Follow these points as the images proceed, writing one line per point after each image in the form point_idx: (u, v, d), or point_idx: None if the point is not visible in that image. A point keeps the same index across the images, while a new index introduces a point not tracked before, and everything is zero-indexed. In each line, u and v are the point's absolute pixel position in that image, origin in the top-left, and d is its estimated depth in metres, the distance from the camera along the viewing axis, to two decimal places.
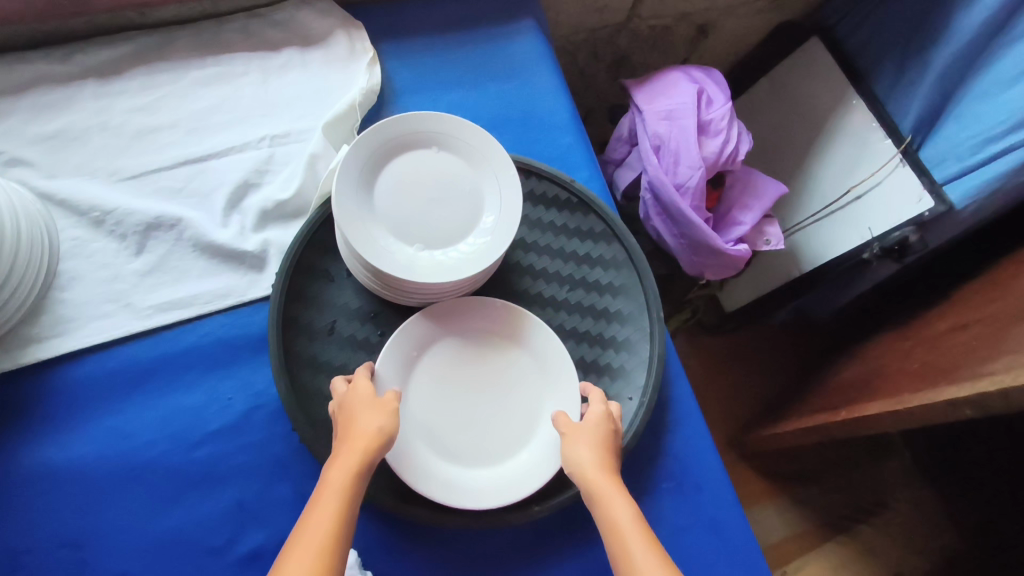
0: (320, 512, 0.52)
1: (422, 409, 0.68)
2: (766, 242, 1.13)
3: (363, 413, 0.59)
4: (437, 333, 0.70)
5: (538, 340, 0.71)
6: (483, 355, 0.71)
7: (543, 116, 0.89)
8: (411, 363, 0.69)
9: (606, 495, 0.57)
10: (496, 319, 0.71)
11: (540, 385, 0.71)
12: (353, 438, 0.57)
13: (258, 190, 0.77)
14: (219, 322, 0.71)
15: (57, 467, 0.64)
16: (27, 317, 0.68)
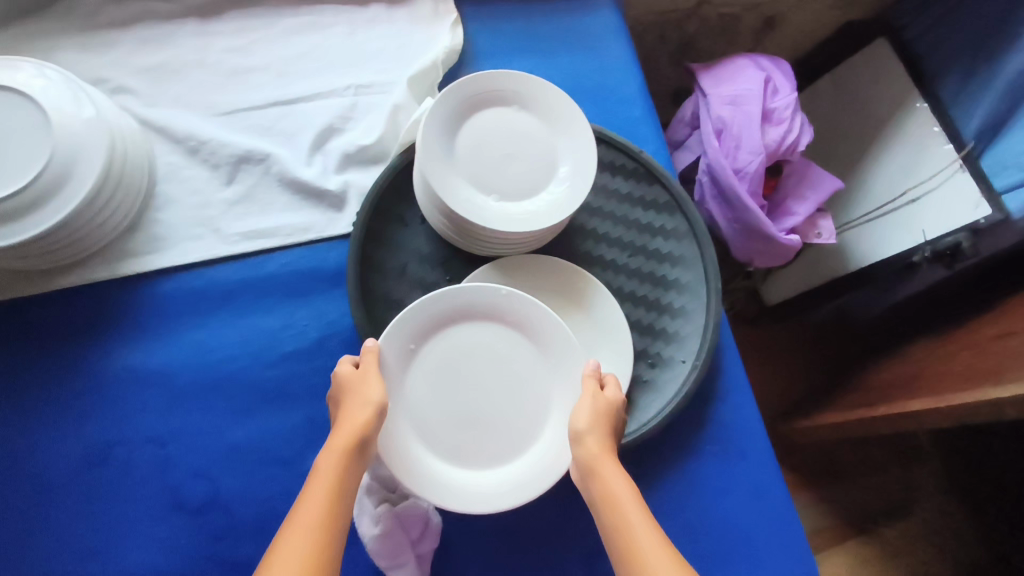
0: (317, 488, 0.53)
1: (415, 405, 0.67)
2: (818, 236, 1.14)
3: (365, 391, 0.61)
4: (434, 327, 0.69)
5: (523, 312, 0.69)
6: (473, 337, 0.69)
7: (615, 88, 0.90)
8: (406, 359, 0.67)
9: (602, 467, 0.59)
10: (479, 298, 0.69)
11: (546, 371, 0.70)
12: (350, 413, 0.59)
13: (342, 135, 0.81)
14: (299, 254, 0.75)
15: (145, 371, 0.69)
16: (125, 233, 0.73)
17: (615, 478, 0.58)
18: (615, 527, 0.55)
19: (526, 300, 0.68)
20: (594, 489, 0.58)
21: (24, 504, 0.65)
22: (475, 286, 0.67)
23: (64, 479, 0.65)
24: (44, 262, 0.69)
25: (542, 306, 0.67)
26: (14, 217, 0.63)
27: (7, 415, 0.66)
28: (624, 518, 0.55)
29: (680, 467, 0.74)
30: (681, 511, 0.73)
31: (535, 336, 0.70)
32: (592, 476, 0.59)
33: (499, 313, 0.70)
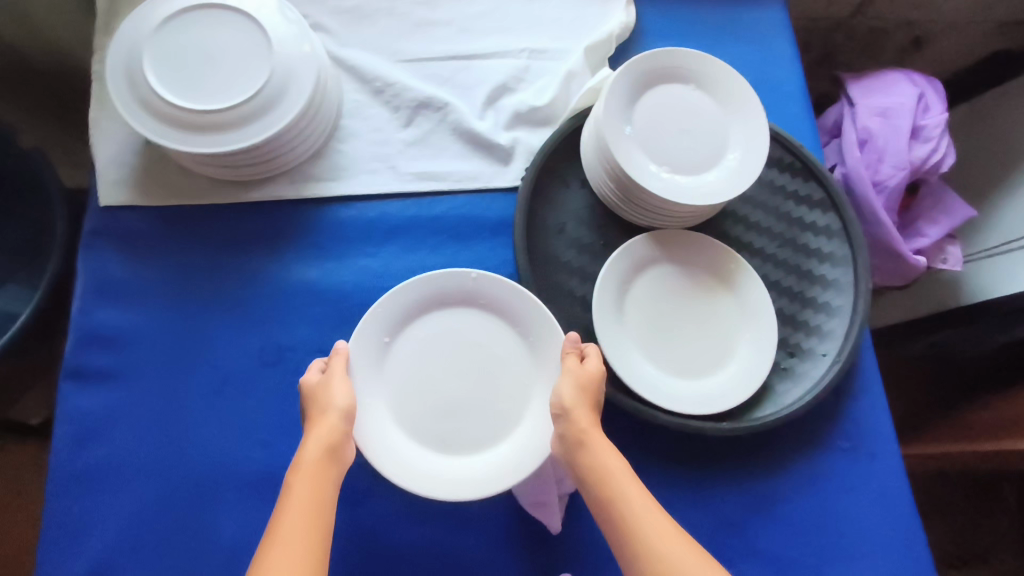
0: (298, 488, 0.55)
1: (399, 392, 0.69)
2: (944, 261, 1.09)
3: (329, 397, 0.62)
4: (412, 316, 0.71)
5: (496, 293, 0.71)
6: (453, 326, 0.72)
7: (775, 83, 0.90)
8: (382, 349, 0.70)
9: (591, 441, 0.61)
10: (459, 284, 0.71)
11: (530, 364, 0.71)
12: (326, 419, 0.60)
13: (513, 95, 0.84)
14: (465, 200, 0.79)
15: (319, 287, 0.74)
16: (311, 159, 0.78)
17: (602, 450, 0.60)
18: (608, 500, 0.58)
19: (495, 280, 0.71)
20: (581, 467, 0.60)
21: (205, 392, 0.70)
22: (438, 274, 0.70)
23: (242, 373, 0.71)
24: (252, 173, 0.74)
25: (513, 284, 0.70)
26: (247, 121, 0.69)
27: (197, 308, 0.72)
28: (614, 490, 0.58)
29: (809, 457, 0.75)
30: (806, 500, 0.74)
31: (519, 325, 0.71)
32: (580, 448, 0.61)
33: (473, 297, 0.72)
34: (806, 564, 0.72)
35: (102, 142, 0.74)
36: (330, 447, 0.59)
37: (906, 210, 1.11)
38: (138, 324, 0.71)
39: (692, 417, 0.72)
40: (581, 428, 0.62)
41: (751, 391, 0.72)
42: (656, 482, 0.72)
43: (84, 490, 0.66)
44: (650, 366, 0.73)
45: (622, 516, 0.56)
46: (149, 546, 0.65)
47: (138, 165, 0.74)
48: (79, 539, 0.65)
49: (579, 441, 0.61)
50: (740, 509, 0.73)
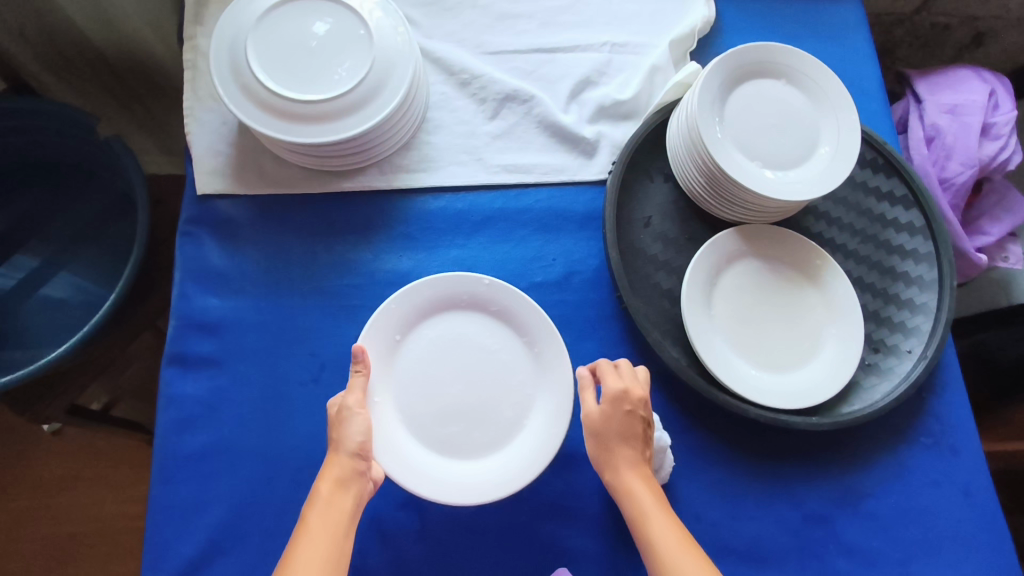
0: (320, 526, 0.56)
1: (405, 392, 0.69)
2: (1004, 260, 0.99)
3: (344, 434, 0.61)
4: (419, 315, 0.71)
5: (507, 300, 0.71)
6: (461, 328, 0.71)
7: (854, 79, 0.90)
8: (392, 348, 0.69)
9: (634, 481, 0.62)
10: (469, 288, 0.71)
11: (535, 376, 0.70)
12: (340, 456, 0.60)
13: (596, 88, 0.84)
14: (550, 193, 0.79)
15: (408, 277, 0.75)
16: (400, 150, 0.78)
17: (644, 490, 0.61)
18: (645, 539, 0.59)
19: (507, 288, 0.70)
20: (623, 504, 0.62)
21: (304, 379, 0.70)
22: (451, 276, 0.70)
23: (340, 361, 0.71)
24: (345, 163, 0.75)
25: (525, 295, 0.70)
26: (350, 112, 0.69)
27: (294, 297, 0.73)
28: (652, 527, 0.59)
29: (893, 451, 0.75)
30: (892, 495, 0.73)
31: (524, 331, 0.71)
32: (618, 487, 0.62)
33: (484, 303, 0.71)
34: (890, 557, 0.71)
35: (198, 134, 0.76)
36: (340, 481, 0.59)
37: (968, 208, 1.02)
38: (238, 311, 0.72)
39: (783, 411, 0.72)
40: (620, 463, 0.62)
41: (839, 387, 0.72)
42: (742, 474, 0.73)
43: (189, 473, 0.66)
44: (739, 360, 0.73)
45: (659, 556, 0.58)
46: (252, 531, 0.65)
47: (234, 155, 0.76)
48: (186, 521, 0.65)
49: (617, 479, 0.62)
50: (825, 502, 0.72)
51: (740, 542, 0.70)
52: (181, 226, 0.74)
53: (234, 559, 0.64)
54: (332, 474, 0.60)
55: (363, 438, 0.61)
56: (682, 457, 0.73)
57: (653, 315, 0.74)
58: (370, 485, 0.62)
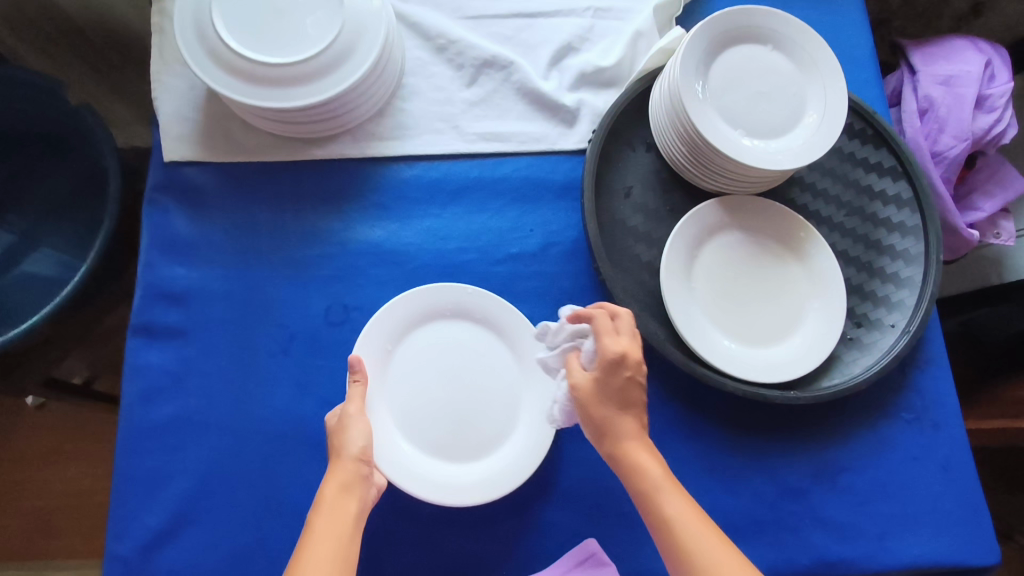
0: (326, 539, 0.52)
1: (400, 402, 0.67)
2: (996, 237, 0.97)
3: (345, 440, 0.59)
4: (410, 325, 0.69)
5: (491, 307, 0.70)
6: (448, 336, 0.70)
7: (844, 47, 0.88)
8: (385, 358, 0.68)
9: (635, 445, 0.58)
10: (455, 297, 0.70)
11: (521, 380, 0.70)
12: (343, 461, 0.57)
13: (577, 55, 0.82)
14: (529, 162, 0.77)
15: (381, 247, 0.73)
16: (374, 117, 0.76)
17: (649, 455, 0.58)
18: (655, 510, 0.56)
19: (491, 296, 0.70)
20: (622, 463, 0.58)
21: (274, 351, 0.70)
22: (439, 284, 0.69)
23: (310, 333, 0.70)
24: (317, 130, 0.73)
25: (513, 306, 0.69)
26: (320, 76, 0.67)
27: (264, 269, 0.72)
28: (660, 492, 0.56)
29: (872, 426, 0.74)
30: (870, 469, 0.72)
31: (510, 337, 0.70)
32: (622, 446, 0.58)
33: (468, 311, 0.70)
34: (867, 532, 0.70)
35: (164, 99, 0.74)
36: (345, 484, 0.56)
37: (959, 182, 0.99)
38: (206, 282, 0.71)
39: (761, 385, 0.71)
40: (622, 419, 0.58)
41: (819, 362, 0.71)
42: (719, 447, 0.72)
43: (155, 444, 0.66)
44: (718, 333, 0.72)
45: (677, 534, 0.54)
46: (219, 502, 0.65)
47: (201, 121, 0.74)
48: (151, 492, 0.65)
49: (620, 437, 0.58)
50: (802, 476, 0.72)
51: (715, 516, 0.70)
52: (147, 194, 0.72)
53: (201, 530, 0.65)
54: (336, 477, 0.56)
55: (367, 444, 0.59)
56: (658, 431, 0.72)
57: (631, 288, 0.73)
58: (371, 492, 0.59)
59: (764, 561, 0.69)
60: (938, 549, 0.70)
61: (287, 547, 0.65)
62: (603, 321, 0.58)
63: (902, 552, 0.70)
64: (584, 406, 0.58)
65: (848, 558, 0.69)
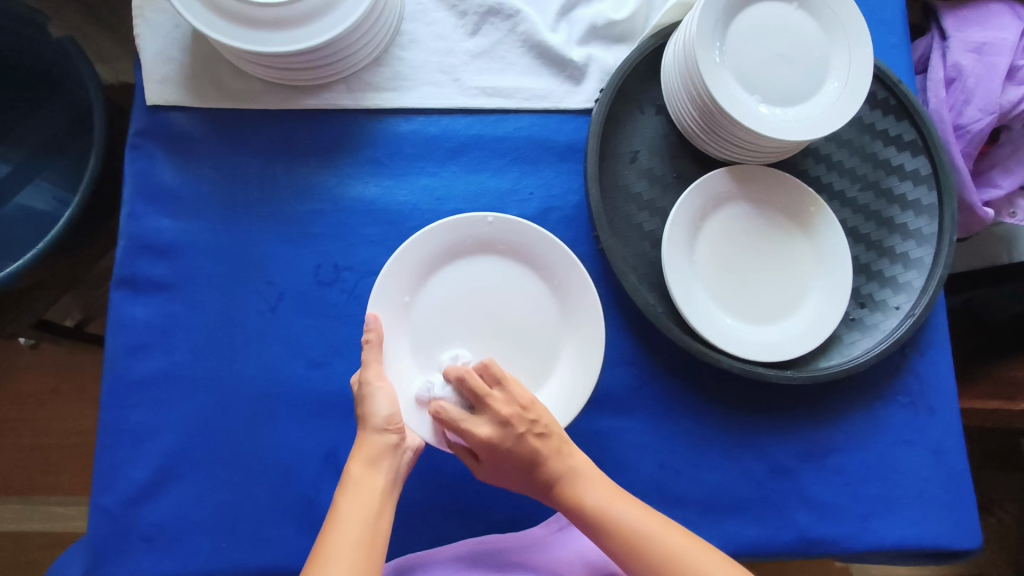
0: (353, 520, 0.52)
1: (426, 352, 0.66)
2: (1011, 216, 0.91)
3: (369, 410, 0.58)
4: (429, 270, 0.67)
5: (514, 236, 0.67)
6: (472, 275, 0.67)
7: (873, 10, 0.83)
8: (403, 310, 0.65)
9: (569, 483, 0.58)
10: (477, 231, 0.67)
11: (561, 322, 0.68)
12: (369, 433, 0.57)
13: (589, 6, 0.77)
14: (532, 121, 0.74)
15: (372, 204, 0.71)
16: (371, 66, 0.72)
17: (587, 481, 0.58)
18: (608, 528, 0.56)
19: (511, 222, 0.66)
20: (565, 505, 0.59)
21: (261, 308, 0.68)
22: (453, 221, 0.65)
23: (298, 292, 0.68)
24: (312, 77, 0.69)
25: (538, 229, 0.66)
26: (315, 17, 0.63)
27: (250, 222, 0.69)
28: (611, 516, 0.56)
29: (867, 409, 0.73)
30: (860, 451, 0.72)
31: (538, 267, 0.67)
32: (555, 490, 0.59)
33: (492, 244, 0.67)
34: (851, 512, 0.71)
35: (147, 37, 0.69)
36: (372, 458, 0.56)
37: (981, 157, 0.92)
38: (190, 234, 0.69)
39: (755, 362, 0.69)
40: (536, 476, 0.58)
41: (819, 340, 0.69)
42: (709, 424, 0.71)
43: (140, 398, 0.66)
44: (717, 308, 0.70)
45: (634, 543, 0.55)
46: (203, 458, 0.65)
47: (187, 63, 0.70)
48: (136, 446, 0.65)
49: (547, 485, 0.59)
50: (791, 454, 0.71)
51: (700, 491, 0.70)
52: (129, 139, 0.69)
53: (186, 485, 0.65)
54: (363, 452, 0.57)
55: (390, 412, 0.58)
56: (648, 405, 0.71)
57: (631, 259, 0.71)
58: (409, 454, 0.60)
59: (748, 537, 0.69)
60: (921, 532, 0.70)
61: (272, 503, 0.65)
62: (448, 413, 0.57)
63: (884, 534, 0.70)
64: (505, 476, 0.60)
65: (831, 537, 0.70)
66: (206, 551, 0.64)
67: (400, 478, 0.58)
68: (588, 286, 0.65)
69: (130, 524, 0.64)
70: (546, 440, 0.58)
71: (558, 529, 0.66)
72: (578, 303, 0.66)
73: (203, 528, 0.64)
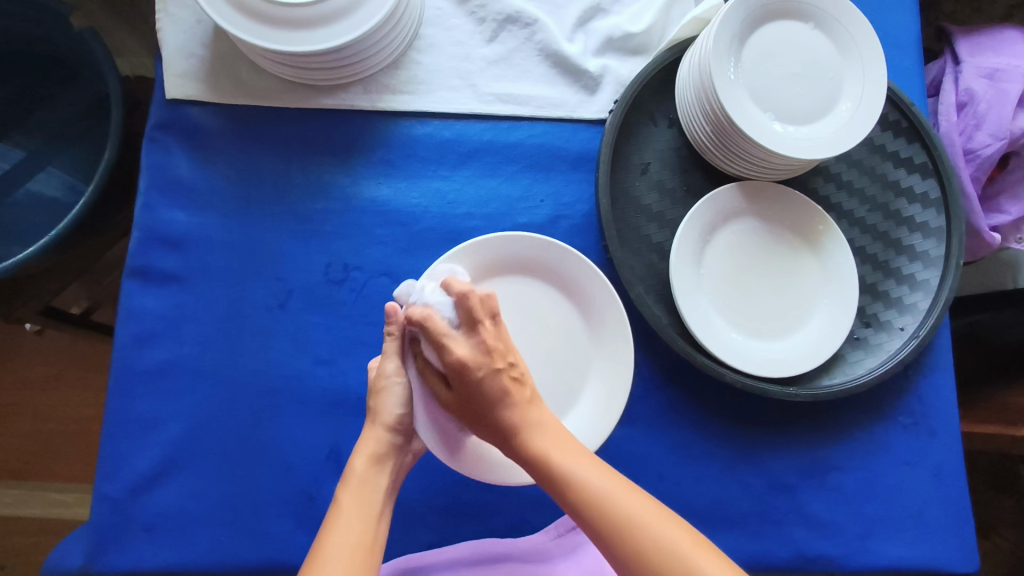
0: (353, 512, 0.52)
1: None
2: (1018, 241, 0.89)
3: (382, 406, 0.59)
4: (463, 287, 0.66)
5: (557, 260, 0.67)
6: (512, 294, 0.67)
7: (888, 32, 0.83)
8: None
9: (527, 433, 0.51)
10: (530, 252, 0.67)
11: (588, 342, 0.68)
12: (376, 429, 0.58)
13: (606, 17, 0.77)
14: (545, 129, 0.74)
15: (383, 204, 0.71)
16: (389, 68, 0.73)
17: (549, 437, 0.51)
18: (570, 491, 0.48)
19: (555, 247, 0.66)
20: (519, 457, 0.52)
21: (270, 304, 0.68)
22: (512, 235, 0.65)
23: (306, 289, 0.69)
24: (330, 77, 0.70)
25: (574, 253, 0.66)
26: (338, 17, 0.63)
27: (263, 219, 0.70)
28: (568, 466, 0.49)
29: (868, 429, 0.73)
30: (860, 470, 0.72)
31: (571, 292, 0.68)
32: (514, 440, 0.51)
33: (530, 265, 0.67)
34: (849, 531, 0.71)
35: (169, 32, 0.70)
36: (376, 456, 0.57)
37: (989, 182, 0.91)
38: (203, 227, 0.69)
39: (759, 377, 0.69)
40: (494, 422, 0.52)
41: (828, 356, 0.70)
42: (710, 437, 0.71)
43: (147, 388, 0.66)
44: (722, 322, 0.70)
45: (596, 506, 0.47)
46: (207, 451, 0.66)
47: (207, 58, 0.71)
48: (141, 436, 0.65)
49: (505, 432, 0.52)
50: (791, 471, 0.72)
51: (698, 504, 0.70)
52: (147, 131, 0.70)
53: (189, 476, 0.65)
54: (367, 448, 0.57)
55: (402, 412, 0.58)
56: (650, 416, 0.71)
57: (638, 269, 0.71)
58: (408, 456, 0.61)
59: (745, 552, 0.69)
60: (917, 553, 0.70)
61: (272, 498, 0.65)
62: (434, 324, 0.52)
63: (881, 554, 0.70)
64: (462, 416, 0.54)
65: (828, 555, 0.70)
66: (206, 544, 0.64)
67: (397, 479, 0.59)
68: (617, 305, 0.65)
69: (130, 513, 0.64)
70: (520, 386, 0.52)
71: (556, 536, 0.66)
72: (605, 328, 0.67)
73: (203, 520, 0.64)
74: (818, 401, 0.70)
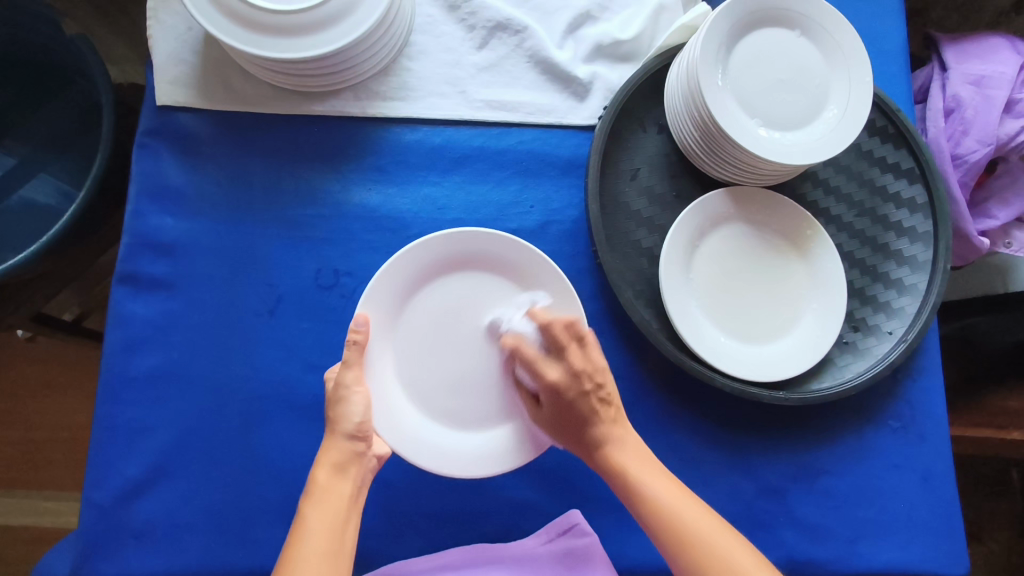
0: (317, 527, 0.52)
1: (412, 365, 0.66)
2: (1006, 246, 0.89)
3: (342, 415, 0.58)
4: (419, 285, 0.67)
5: (510, 254, 0.66)
6: (460, 291, 0.67)
7: (875, 39, 0.84)
8: (391, 319, 0.65)
9: (613, 450, 0.57)
10: (475, 247, 0.67)
11: None
12: (337, 438, 0.57)
13: (595, 24, 0.78)
14: (535, 135, 0.75)
15: (371, 209, 0.71)
16: (379, 75, 0.73)
17: (639, 461, 0.56)
18: (644, 500, 0.54)
19: (509, 241, 0.66)
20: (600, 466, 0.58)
21: (260, 311, 0.68)
22: (453, 235, 0.65)
23: (297, 295, 0.69)
24: (320, 84, 0.70)
25: (524, 244, 0.65)
26: (326, 25, 0.64)
27: (253, 225, 0.70)
28: (654, 496, 0.54)
29: (858, 433, 0.73)
30: (850, 474, 0.72)
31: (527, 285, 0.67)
32: (597, 453, 0.57)
33: (482, 260, 0.68)
34: (839, 535, 0.71)
35: (159, 39, 0.71)
36: (339, 465, 0.56)
37: (978, 187, 0.91)
38: (193, 234, 0.69)
39: (747, 382, 0.70)
40: (584, 442, 0.58)
41: (817, 359, 0.70)
42: (700, 441, 0.72)
43: (135, 395, 0.66)
44: (712, 327, 0.71)
45: (670, 524, 0.53)
46: (195, 458, 0.65)
47: (198, 65, 0.71)
48: (130, 442, 0.65)
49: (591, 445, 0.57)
50: (781, 476, 0.72)
51: None
52: (138, 138, 0.70)
53: (178, 483, 0.65)
54: (329, 458, 0.56)
55: (362, 419, 0.58)
56: (640, 421, 0.71)
57: (628, 274, 0.71)
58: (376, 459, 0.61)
59: None
60: (907, 557, 0.71)
61: (261, 505, 0.65)
62: (528, 351, 0.59)
63: (871, 558, 0.70)
64: (555, 433, 0.59)
65: (818, 559, 0.70)
66: (195, 551, 0.64)
67: (365, 484, 0.58)
68: (560, 276, 0.64)
69: (118, 520, 0.64)
70: (606, 406, 0.57)
71: (547, 541, 0.66)
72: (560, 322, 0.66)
73: (193, 527, 0.64)
74: (807, 406, 0.71)
